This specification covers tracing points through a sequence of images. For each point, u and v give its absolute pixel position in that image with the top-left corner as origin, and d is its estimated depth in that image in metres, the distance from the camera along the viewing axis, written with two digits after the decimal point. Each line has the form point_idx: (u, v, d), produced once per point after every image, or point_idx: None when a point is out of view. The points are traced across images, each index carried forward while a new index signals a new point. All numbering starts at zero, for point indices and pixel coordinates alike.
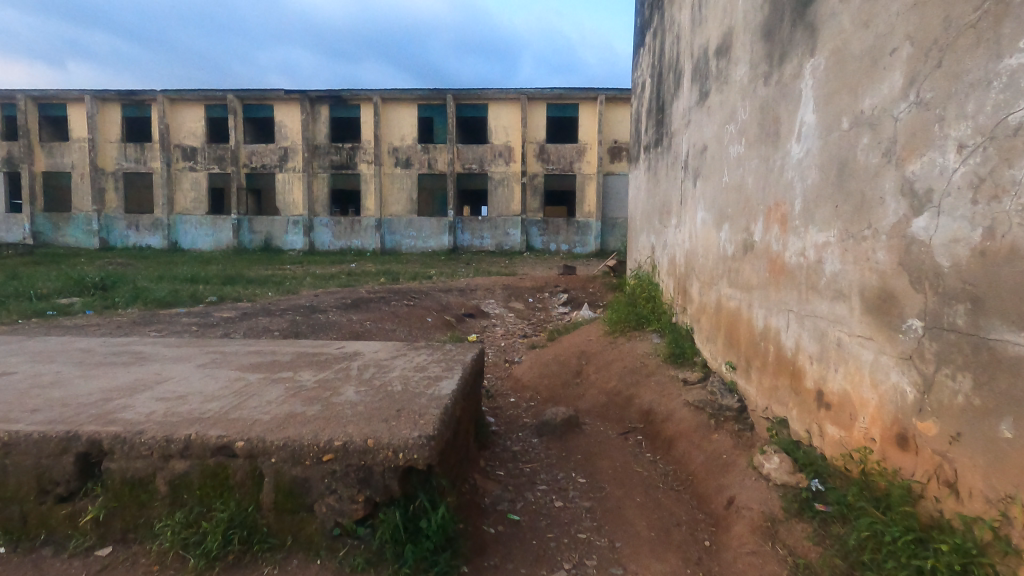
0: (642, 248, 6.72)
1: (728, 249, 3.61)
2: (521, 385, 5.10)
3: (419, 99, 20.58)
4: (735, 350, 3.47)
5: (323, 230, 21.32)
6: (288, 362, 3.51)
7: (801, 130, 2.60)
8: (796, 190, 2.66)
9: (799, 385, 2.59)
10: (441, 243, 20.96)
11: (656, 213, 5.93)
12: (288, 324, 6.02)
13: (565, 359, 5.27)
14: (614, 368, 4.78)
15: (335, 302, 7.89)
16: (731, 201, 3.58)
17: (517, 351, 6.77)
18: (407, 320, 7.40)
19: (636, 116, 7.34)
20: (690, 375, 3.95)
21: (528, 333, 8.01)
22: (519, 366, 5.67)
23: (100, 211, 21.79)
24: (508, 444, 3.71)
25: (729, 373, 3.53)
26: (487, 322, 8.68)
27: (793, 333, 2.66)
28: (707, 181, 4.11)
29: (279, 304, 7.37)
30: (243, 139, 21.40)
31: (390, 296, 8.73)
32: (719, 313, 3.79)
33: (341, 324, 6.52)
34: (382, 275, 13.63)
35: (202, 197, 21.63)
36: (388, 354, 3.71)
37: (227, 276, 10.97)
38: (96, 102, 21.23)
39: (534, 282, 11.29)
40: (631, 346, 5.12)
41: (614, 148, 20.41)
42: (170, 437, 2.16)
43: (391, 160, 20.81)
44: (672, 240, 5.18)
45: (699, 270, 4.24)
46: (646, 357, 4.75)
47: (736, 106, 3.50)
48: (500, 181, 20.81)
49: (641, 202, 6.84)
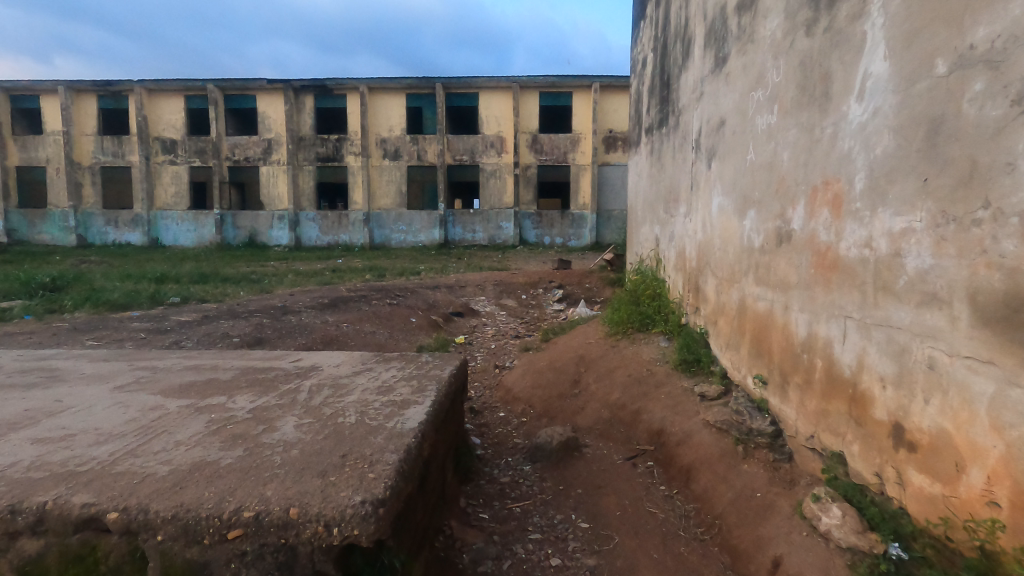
0: (644, 241, 6.15)
1: (754, 240, 3.04)
2: (511, 396, 4.52)
3: (407, 88, 19.90)
4: (764, 362, 2.90)
5: (310, 225, 20.62)
6: (227, 382, 2.89)
7: (864, 86, 2.03)
8: (855, 164, 2.09)
9: (863, 415, 2.02)
10: (431, 237, 20.32)
11: (660, 201, 5.37)
12: (252, 328, 5.40)
13: (561, 365, 4.69)
14: (617, 375, 4.21)
15: (310, 302, 7.26)
16: (758, 182, 3.00)
17: (509, 354, 6.19)
18: (389, 322, 6.79)
19: (636, 97, 6.78)
20: (708, 389, 3.37)
21: (520, 333, 7.43)
22: (510, 373, 5.08)
23: (77, 207, 20.99)
24: (495, 474, 3.14)
25: (757, 388, 2.96)
26: (477, 321, 8.09)
27: (853, 346, 2.09)
28: (725, 160, 3.53)
29: (248, 305, 6.72)
30: (225, 131, 20.64)
31: (372, 294, 8.12)
32: (743, 316, 3.22)
33: (313, 328, 5.89)
34: (367, 271, 13.03)
35: (183, 191, 20.87)
36: (351, 369, 3.09)
37: (201, 274, 10.32)
38: (70, 93, 20.40)
39: (527, 277, 10.69)
40: (636, 349, 4.56)
41: (609, 137, 19.82)
42: (16, 508, 1.56)
43: (379, 151, 20.14)
44: (681, 231, 4.60)
45: (715, 266, 3.67)
46: (654, 363, 4.19)
47: (766, 67, 2.91)
48: (492, 172, 20.15)
49: (643, 190, 6.26)
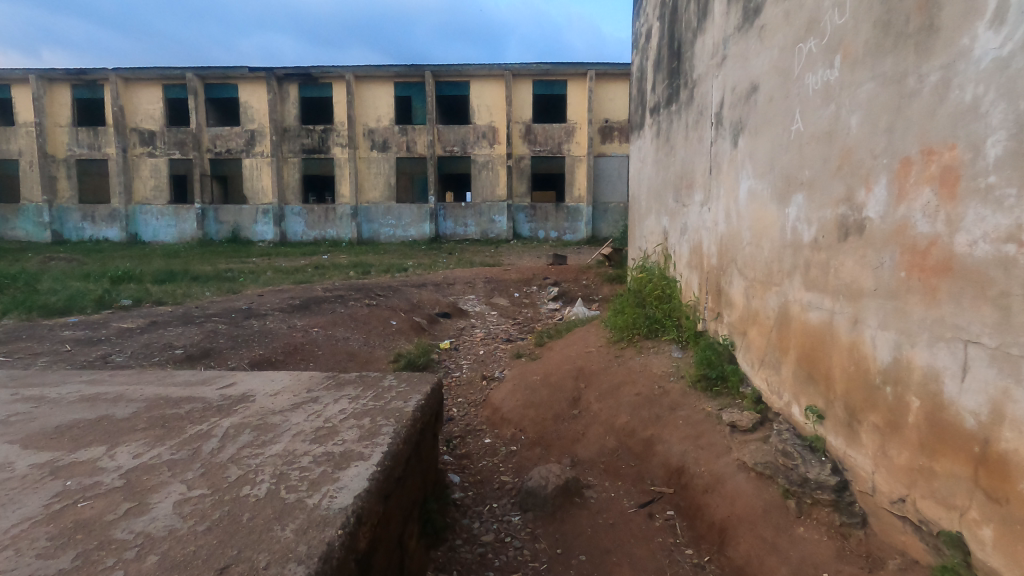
0: (649, 233, 5.50)
1: (803, 232, 2.40)
2: (499, 417, 3.86)
3: (395, 76, 19.12)
4: (817, 389, 2.27)
5: (295, 220, 19.84)
6: (118, 423, 2.18)
7: (1006, 5, 1.38)
8: (988, 120, 1.45)
9: (1003, 487, 1.40)
10: (422, 232, 19.56)
11: (668, 187, 4.72)
12: (203, 336, 4.71)
13: (557, 380, 4.01)
14: (625, 394, 3.57)
15: (278, 304, 6.54)
16: (808, 159, 2.36)
17: (499, 362, 5.55)
18: (365, 326, 6.09)
19: (639, 75, 6.12)
20: (740, 417, 2.72)
21: (513, 336, 6.76)
22: (498, 387, 4.43)
23: (51, 202, 20.11)
24: (475, 530, 2.50)
25: (807, 419, 2.33)
26: (465, 323, 7.41)
27: (982, 385, 1.45)
28: (759, 134, 2.88)
29: (207, 309, 6.01)
30: (205, 121, 19.80)
31: (350, 293, 7.41)
32: (785, 327, 2.57)
33: (276, 336, 5.17)
34: (353, 267, 12.32)
35: (163, 184, 20.01)
36: (290, 403, 2.40)
37: (170, 272, 9.59)
38: (42, 83, 19.51)
39: (520, 273, 10.02)
40: (645, 364, 3.92)
41: (605, 127, 19.14)
42: None
43: (366, 142, 19.38)
44: (696, 222, 3.95)
45: (744, 265, 3.05)
46: (667, 382, 3.55)
47: (821, 7, 2.25)
48: (484, 164, 19.44)
49: (648, 176, 5.60)
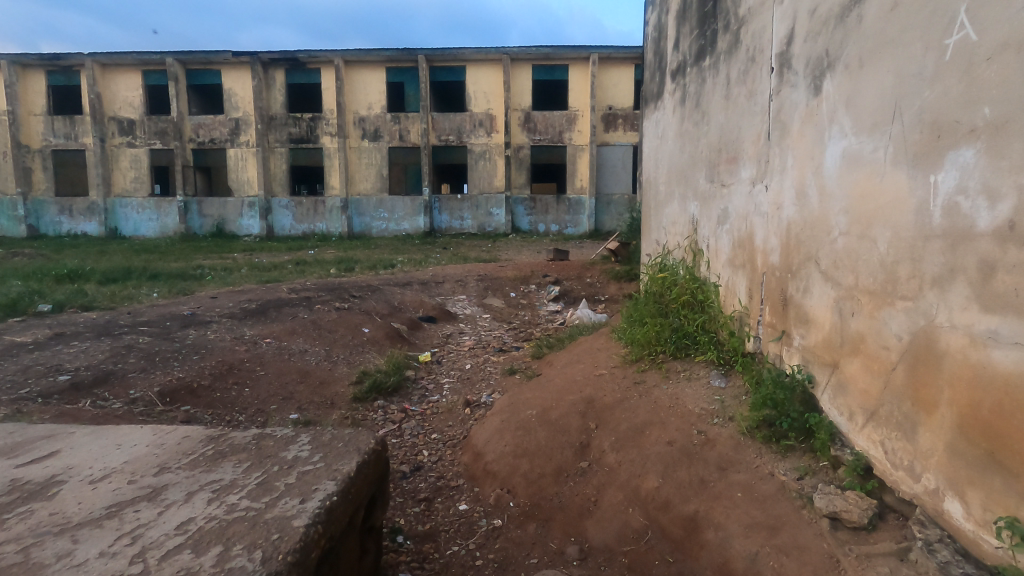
0: (671, 224, 4.54)
1: (974, 213, 1.44)
2: (480, 468, 2.89)
3: (387, 61, 18.05)
4: (1012, 485, 1.33)
5: (283, 213, 18.79)
6: None
7: None
8: None
9: None
10: (416, 225, 18.56)
11: (699, 162, 3.76)
12: (110, 354, 3.71)
13: (558, 416, 3.03)
14: (653, 441, 2.61)
15: (229, 309, 5.53)
16: (990, 86, 1.39)
17: (488, 379, 4.60)
18: (328, 336, 5.09)
19: (657, 35, 5.12)
20: (845, 504, 1.78)
21: (506, 345, 5.81)
22: (483, 420, 3.44)
23: (26, 195, 19.04)
24: None
25: (986, 533, 1.40)
26: (453, 329, 6.40)
27: None
28: (863, 68, 1.92)
29: (139, 316, 5.01)
30: (187, 109, 18.74)
31: (321, 295, 6.44)
32: (922, 371, 1.62)
33: (212, 351, 4.16)
34: (338, 263, 11.34)
35: (143, 176, 18.95)
36: (106, 505, 1.40)
37: (128, 270, 8.57)
38: (15, 69, 18.41)
39: (517, 270, 9.00)
40: (676, 395, 2.97)
41: (608, 114, 18.12)
42: None
43: (357, 131, 18.33)
44: (743, 206, 2.99)
45: (833, 267, 2.09)
46: (707, 427, 2.59)
47: None
48: (481, 153, 18.39)
49: (670, 153, 4.60)
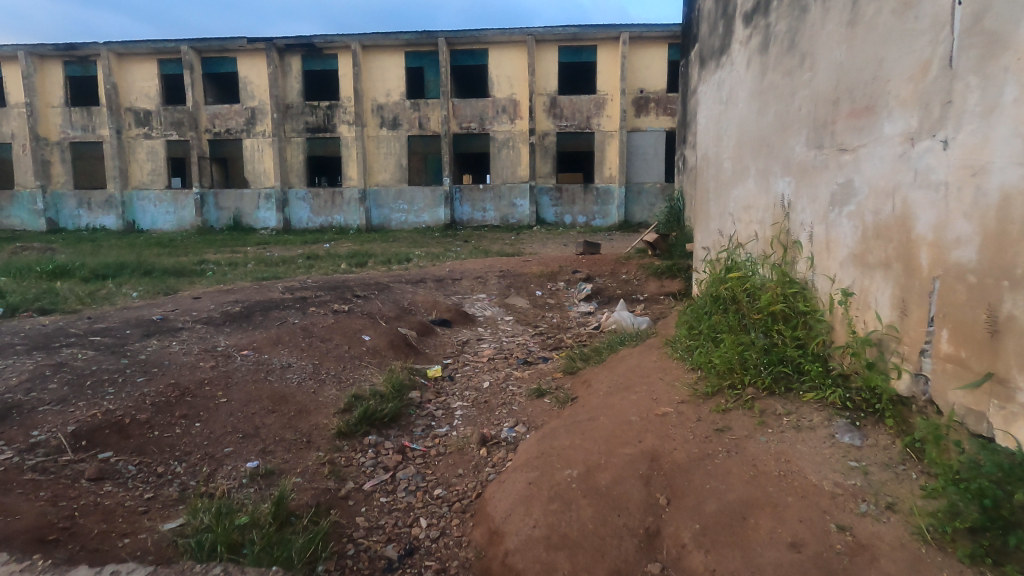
0: (744, 209, 3.58)
1: None
2: (498, 561, 2.02)
3: (406, 45, 17.18)
4: None
5: (300, 205, 18.16)
6: None
7: None
8: None
9: None
10: (436, 217, 17.75)
11: (794, 123, 2.81)
12: (24, 379, 2.90)
13: (612, 483, 2.10)
14: (764, 540, 1.72)
15: (208, 313, 4.72)
16: None
17: (512, 403, 3.70)
18: (319, 347, 4.22)
19: None
20: None
21: (532, 355, 4.90)
22: (502, 476, 2.54)
23: (45, 188, 18.74)
24: None
25: None
26: (469, 335, 5.50)
27: None
28: None
29: (97, 323, 4.22)
30: (203, 99, 18.18)
31: (320, 296, 5.61)
32: None
33: (165, 370, 3.30)
34: (351, 258, 10.52)
35: (160, 168, 18.49)
36: None
37: (120, 265, 7.84)
38: (32, 60, 18.05)
39: (543, 265, 8.04)
40: (787, 456, 2.03)
41: (639, 98, 16.97)
42: None
43: (375, 119, 17.54)
44: (888, 175, 2.03)
45: None
46: (852, 520, 1.68)
47: None
48: (505, 141, 17.42)
49: (741, 118, 3.63)
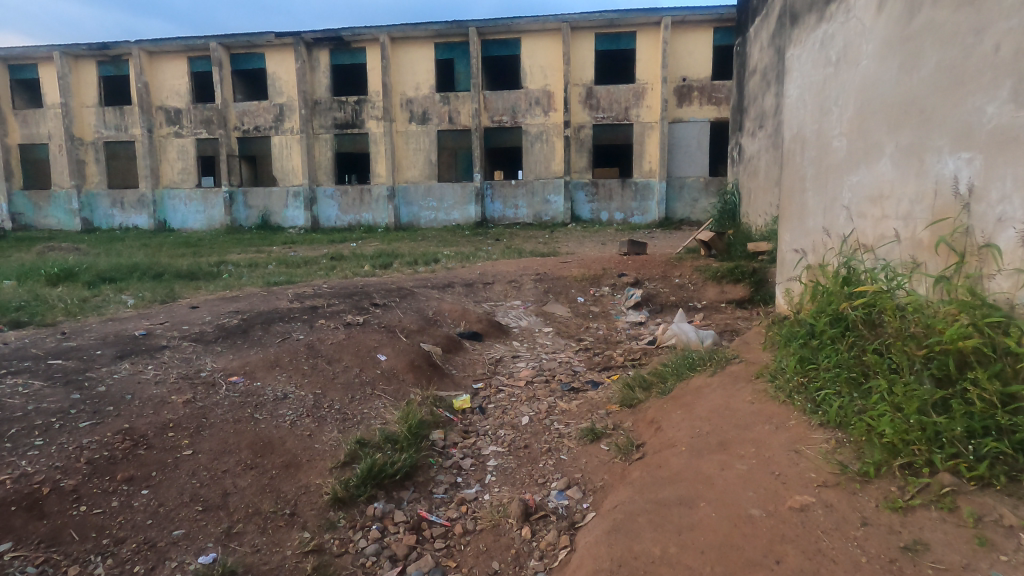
0: (865, 199, 2.71)
1: None
2: None
3: (436, 36, 16.51)
4: None
5: (328, 203, 17.72)
6: None
7: None
8: None
9: None
10: (466, 215, 17.04)
11: (980, 73, 1.95)
12: None
13: None
14: None
15: (201, 326, 4.06)
16: None
17: (559, 450, 2.88)
18: (324, 371, 3.49)
19: None
20: None
21: (577, 379, 4.06)
22: None
23: (80, 188, 18.78)
24: None
25: None
26: (503, 352, 4.69)
27: None
28: None
29: (67, 341, 3.58)
30: (232, 96, 17.88)
31: (332, 305, 4.88)
32: None
33: (124, 407, 2.61)
34: (378, 258, 9.81)
35: (190, 166, 18.28)
36: None
37: (131, 268, 7.29)
38: (67, 60, 18.07)
39: (584, 266, 7.16)
40: None
41: (682, 86, 15.88)
42: None
43: (404, 113, 16.93)
44: None
45: None
46: None
47: None
48: (538, 134, 16.56)
49: (864, 77, 2.74)
